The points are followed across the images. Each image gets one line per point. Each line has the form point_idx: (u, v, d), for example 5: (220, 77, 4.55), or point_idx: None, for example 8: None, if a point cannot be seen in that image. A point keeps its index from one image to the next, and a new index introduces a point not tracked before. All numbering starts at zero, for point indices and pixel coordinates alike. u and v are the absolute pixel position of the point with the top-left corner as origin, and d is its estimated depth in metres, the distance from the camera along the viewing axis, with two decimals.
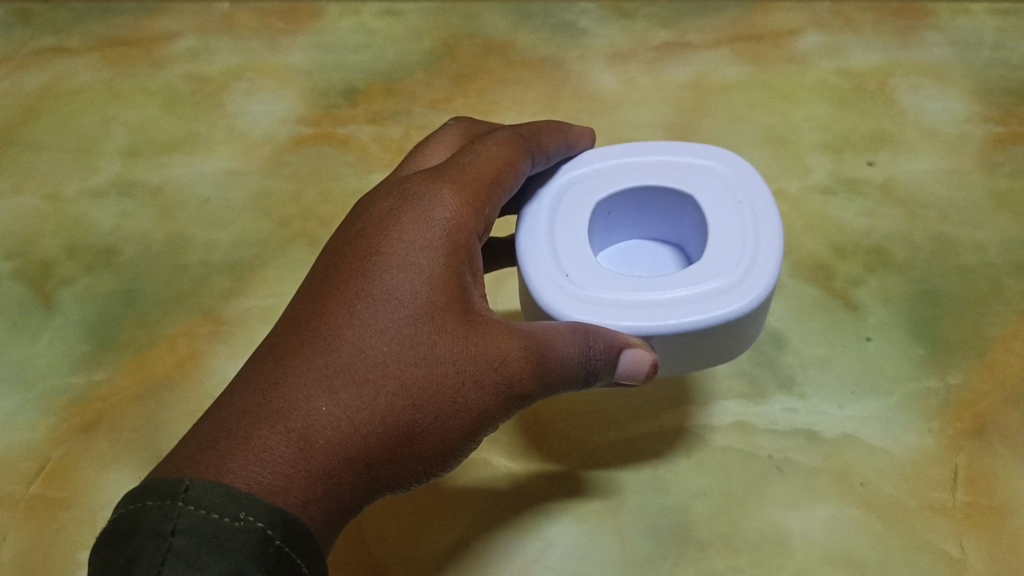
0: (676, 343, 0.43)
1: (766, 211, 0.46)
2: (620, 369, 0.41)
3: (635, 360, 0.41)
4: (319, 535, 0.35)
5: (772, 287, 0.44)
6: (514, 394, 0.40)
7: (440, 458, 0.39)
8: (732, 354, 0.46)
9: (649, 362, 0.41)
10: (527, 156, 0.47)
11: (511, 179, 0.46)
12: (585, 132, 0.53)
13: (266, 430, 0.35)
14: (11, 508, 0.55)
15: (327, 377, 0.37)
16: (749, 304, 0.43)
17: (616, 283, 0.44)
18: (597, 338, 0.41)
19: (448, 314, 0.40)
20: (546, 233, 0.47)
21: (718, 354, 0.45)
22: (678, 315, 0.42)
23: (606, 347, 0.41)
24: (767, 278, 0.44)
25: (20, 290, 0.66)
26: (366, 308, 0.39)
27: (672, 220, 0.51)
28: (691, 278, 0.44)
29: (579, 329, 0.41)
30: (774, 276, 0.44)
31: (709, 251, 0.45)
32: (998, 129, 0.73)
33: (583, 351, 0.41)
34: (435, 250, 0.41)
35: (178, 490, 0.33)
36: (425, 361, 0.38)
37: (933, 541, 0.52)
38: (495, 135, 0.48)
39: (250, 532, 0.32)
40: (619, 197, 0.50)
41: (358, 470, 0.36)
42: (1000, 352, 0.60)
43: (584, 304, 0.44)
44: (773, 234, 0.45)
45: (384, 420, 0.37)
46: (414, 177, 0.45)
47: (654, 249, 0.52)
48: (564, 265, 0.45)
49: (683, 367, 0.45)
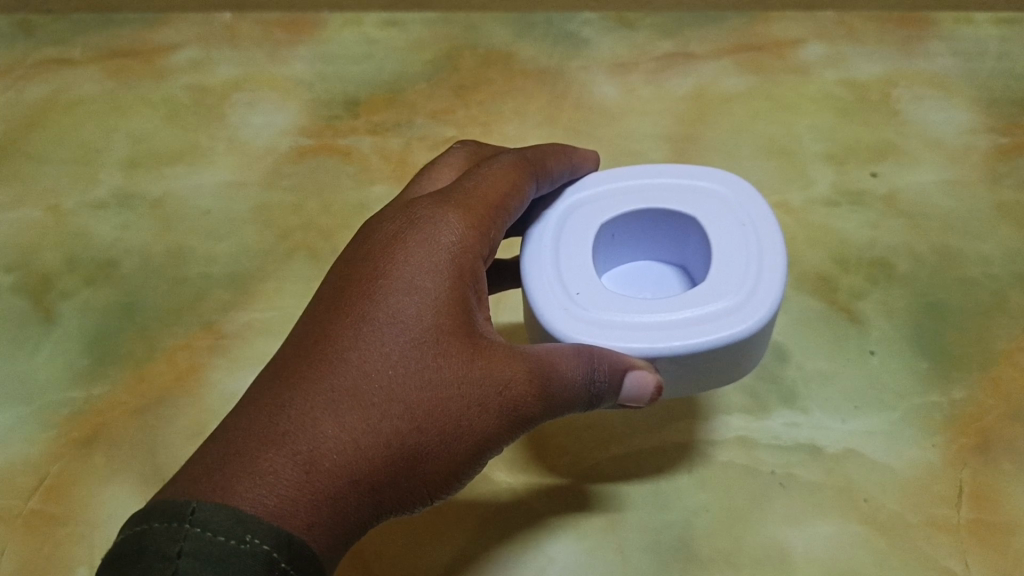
0: (679, 365, 0.43)
1: (769, 232, 0.46)
2: (625, 392, 0.41)
3: (639, 382, 0.40)
4: (323, 558, 0.35)
5: (776, 308, 0.43)
6: (518, 417, 0.40)
7: (445, 481, 0.39)
8: (737, 374, 0.45)
9: (654, 384, 0.41)
10: (531, 179, 0.47)
11: (516, 202, 0.46)
12: (590, 155, 0.53)
13: (272, 452, 0.35)
14: (9, 523, 0.55)
15: (333, 401, 0.36)
16: (754, 326, 0.42)
17: (619, 305, 0.44)
18: (602, 360, 0.40)
19: (454, 336, 0.39)
20: (551, 254, 0.47)
21: (724, 375, 0.44)
22: (681, 336, 0.42)
23: (611, 369, 0.40)
24: (771, 299, 0.43)
25: (20, 303, 0.66)
26: (372, 331, 0.39)
27: (677, 243, 0.51)
28: (695, 300, 0.43)
29: (584, 351, 0.41)
30: (779, 298, 0.44)
31: (713, 273, 0.45)
32: (1002, 140, 0.73)
33: (589, 372, 0.40)
34: (441, 272, 0.41)
35: (185, 512, 0.32)
36: (430, 385, 0.38)
37: (936, 558, 0.52)
38: (500, 158, 0.47)
39: (258, 556, 0.32)
40: (623, 218, 0.49)
41: (363, 492, 0.36)
42: (1005, 366, 0.60)
43: (588, 325, 0.43)
44: (776, 256, 0.45)
45: (389, 443, 0.37)
46: (419, 200, 0.45)
47: (659, 271, 0.52)
48: (568, 287, 0.45)
49: (689, 390, 0.45)
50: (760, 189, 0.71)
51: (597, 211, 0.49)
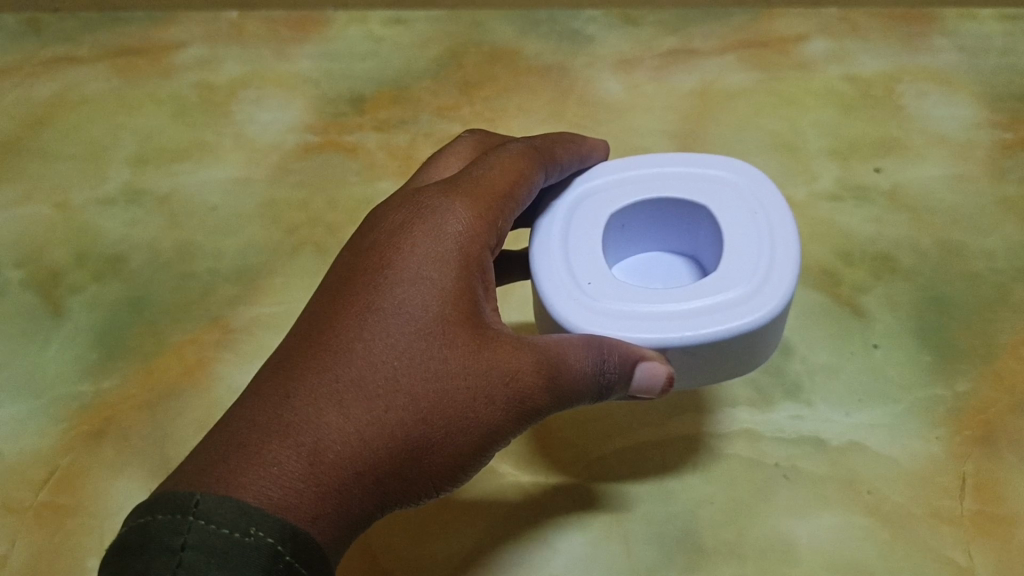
0: (691, 355, 0.43)
1: (781, 221, 0.46)
2: (635, 383, 0.41)
3: (651, 373, 0.41)
4: (327, 550, 0.35)
5: (788, 298, 0.44)
6: (525, 409, 0.40)
7: (451, 473, 0.39)
8: (750, 366, 0.46)
9: (665, 375, 0.41)
10: (540, 168, 0.47)
11: (524, 191, 0.46)
12: (599, 144, 0.53)
13: (276, 444, 0.35)
14: (21, 515, 0.55)
15: (338, 392, 0.37)
16: (767, 315, 0.43)
17: (628, 294, 0.44)
18: (612, 351, 0.41)
19: (459, 328, 0.40)
20: (562, 245, 0.47)
21: (736, 366, 0.45)
22: (691, 325, 0.42)
23: (621, 360, 0.41)
24: (784, 289, 0.44)
25: (30, 298, 0.67)
26: (377, 322, 0.39)
27: (688, 233, 0.51)
28: (707, 289, 0.44)
29: (594, 342, 0.41)
30: (791, 287, 0.44)
31: (725, 262, 0.45)
32: (1006, 135, 0.73)
33: (598, 364, 0.41)
34: (448, 263, 0.41)
35: (189, 504, 0.32)
36: (436, 376, 0.38)
37: (939, 549, 0.52)
38: (508, 147, 0.48)
39: (261, 548, 0.32)
40: (634, 208, 0.50)
41: (367, 484, 0.36)
42: (1008, 359, 0.60)
43: (598, 314, 0.44)
44: (789, 245, 0.45)
45: (393, 434, 0.37)
46: (425, 190, 0.45)
47: (669, 261, 0.52)
48: (576, 277, 0.45)
49: (701, 380, 0.45)
50: None
51: (607, 201, 0.49)
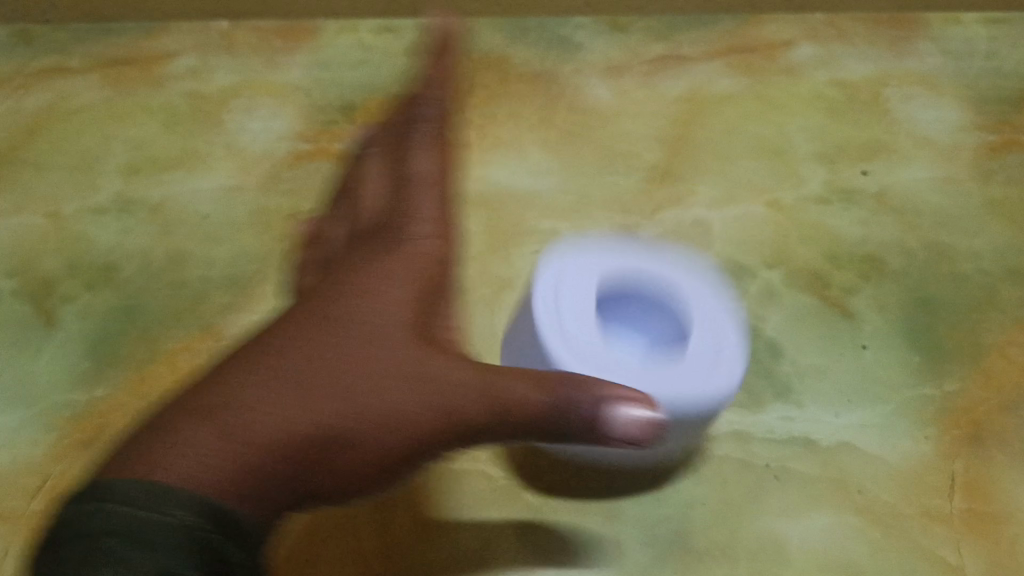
0: (662, 418, 0.51)
1: (734, 317, 0.55)
2: (619, 424, 0.45)
3: (637, 416, 0.44)
4: (243, 516, 0.46)
5: (738, 384, 0.53)
6: (455, 423, 0.48)
7: (376, 470, 0.50)
8: (705, 425, 0.53)
9: (655, 418, 0.44)
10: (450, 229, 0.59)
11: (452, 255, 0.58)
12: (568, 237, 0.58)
13: (209, 438, 0.46)
14: (13, 523, 0.56)
15: (295, 389, 0.49)
16: (720, 392, 0.52)
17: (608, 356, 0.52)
18: (587, 398, 0.45)
19: (404, 341, 0.50)
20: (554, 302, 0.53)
21: (697, 420, 0.52)
22: (657, 384, 0.51)
23: (593, 401, 0.44)
24: (735, 373, 0.53)
25: (22, 309, 0.66)
26: (331, 337, 0.50)
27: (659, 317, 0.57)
28: (676, 363, 0.52)
29: (546, 381, 0.47)
30: (740, 375, 0.53)
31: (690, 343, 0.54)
32: (991, 137, 0.74)
33: (575, 403, 0.45)
34: (402, 297, 0.53)
35: (101, 495, 0.43)
36: (371, 378, 0.49)
37: (930, 547, 0.53)
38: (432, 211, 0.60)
39: (180, 527, 0.43)
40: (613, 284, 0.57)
41: (294, 466, 0.48)
42: (996, 359, 0.61)
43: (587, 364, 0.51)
44: (740, 347, 0.54)
45: (318, 425, 0.48)
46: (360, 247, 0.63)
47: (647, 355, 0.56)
48: (566, 331, 0.52)
49: (667, 432, 0.51)
50: (752, 188, 0.72)
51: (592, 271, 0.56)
